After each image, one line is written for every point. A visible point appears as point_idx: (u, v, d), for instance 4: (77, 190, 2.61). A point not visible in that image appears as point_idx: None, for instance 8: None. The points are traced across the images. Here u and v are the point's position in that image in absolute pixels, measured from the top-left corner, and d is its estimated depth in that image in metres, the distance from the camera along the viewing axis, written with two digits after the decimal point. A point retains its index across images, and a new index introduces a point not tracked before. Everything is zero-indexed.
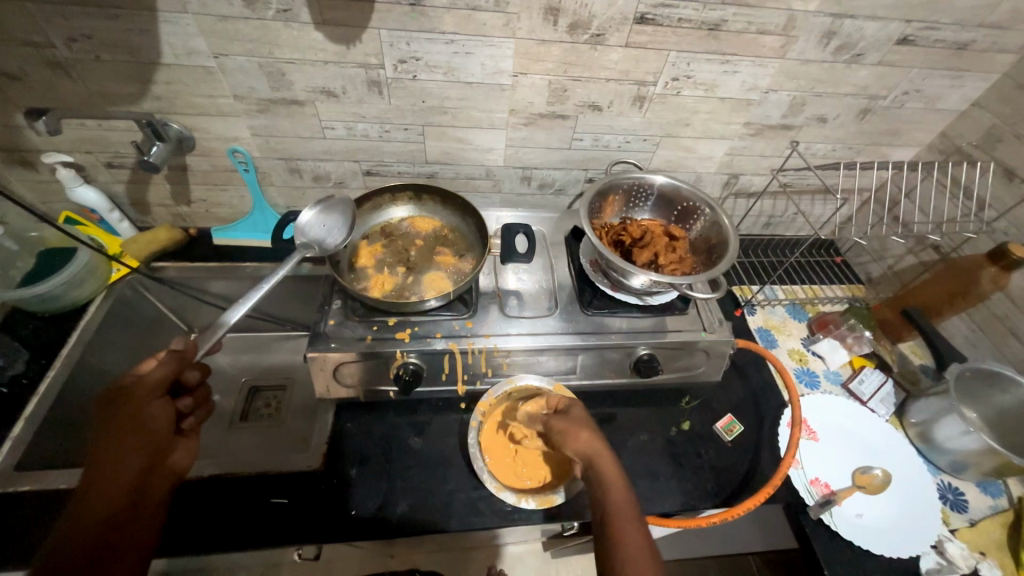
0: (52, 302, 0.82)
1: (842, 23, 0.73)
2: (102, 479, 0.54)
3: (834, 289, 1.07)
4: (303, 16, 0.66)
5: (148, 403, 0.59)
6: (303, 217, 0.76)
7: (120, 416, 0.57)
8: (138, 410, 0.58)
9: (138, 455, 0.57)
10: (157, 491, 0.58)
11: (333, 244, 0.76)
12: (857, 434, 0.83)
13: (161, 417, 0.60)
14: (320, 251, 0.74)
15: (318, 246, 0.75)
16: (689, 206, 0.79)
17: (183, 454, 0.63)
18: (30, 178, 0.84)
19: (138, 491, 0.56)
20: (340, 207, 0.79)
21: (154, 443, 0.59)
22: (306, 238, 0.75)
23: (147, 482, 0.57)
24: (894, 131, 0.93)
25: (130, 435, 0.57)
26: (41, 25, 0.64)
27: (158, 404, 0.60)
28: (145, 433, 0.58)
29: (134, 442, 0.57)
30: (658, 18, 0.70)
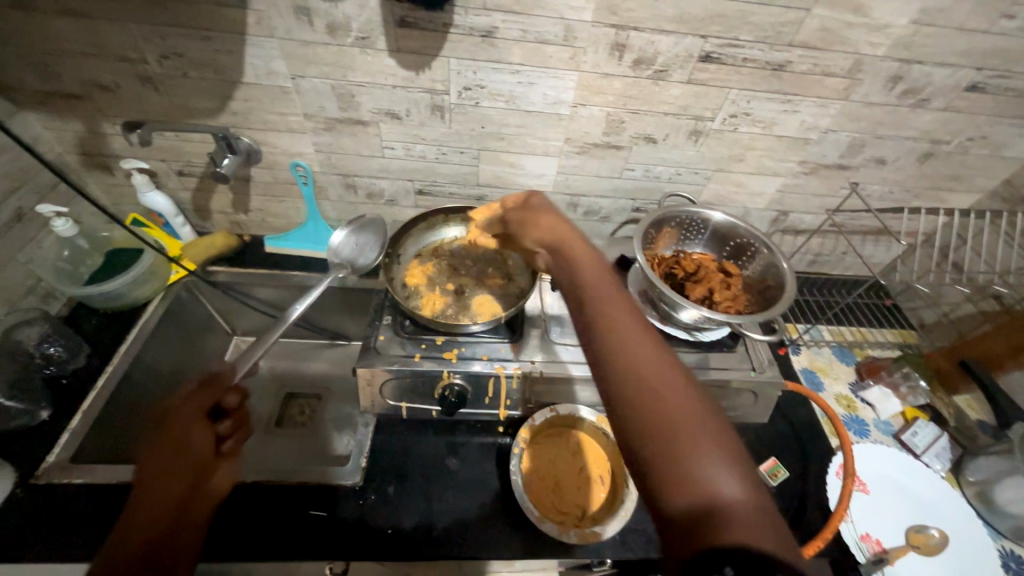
0: (114, 300, 0.86)
1: (910, 68, 0.72)
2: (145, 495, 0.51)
3: (884, 334, 1.04)
4: (379, 44, 0.69)
5: (192, 422, 0.59)
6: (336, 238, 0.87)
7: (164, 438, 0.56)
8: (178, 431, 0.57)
9: (181, 471, 0.54)
10: (199, 511, 0.53)
11: (365, 263, 0.89)
12: (911, 490, 0.79)
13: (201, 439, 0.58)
14: (352, 270, 0.87)
15: (351, 264, 0.88)
16: (743, 243, 0.78)
17: (227, 471, 0.59)
18: (106, 181, 0.89)
19: (182, 505, 0.52)
20: (370, 227, 0.91)
21: (198, 458, 0.56)
22: (340, 258, 0.87)
23: (192, 496, 0.54)
24: (956, 177, 0.91)
25: (172, 454, 0.55)
26: (139, 43, 0.69)
27: (202, 423, 0.60)
28: (188, 449, 0.57)
29: (176, 460, 0.54)
30: (722, 57, 0.71)
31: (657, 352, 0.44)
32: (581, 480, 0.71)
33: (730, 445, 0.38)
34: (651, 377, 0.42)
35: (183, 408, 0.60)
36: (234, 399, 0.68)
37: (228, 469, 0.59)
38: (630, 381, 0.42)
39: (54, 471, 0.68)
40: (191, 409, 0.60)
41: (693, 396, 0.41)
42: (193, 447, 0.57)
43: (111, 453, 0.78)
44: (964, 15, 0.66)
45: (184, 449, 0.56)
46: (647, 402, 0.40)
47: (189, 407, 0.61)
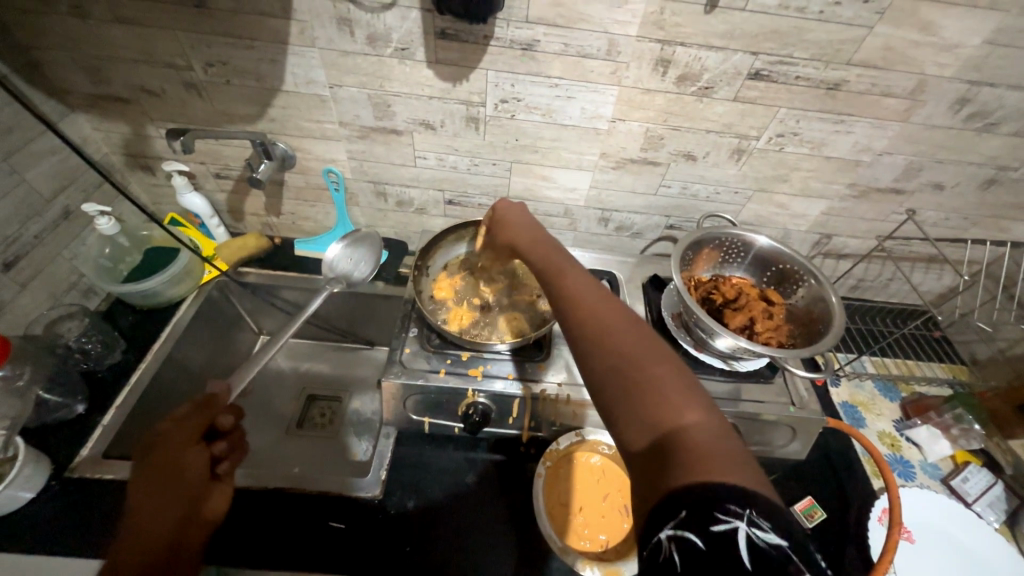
0: (149, 298, 0.88)
1: (979, 90, 0.67)
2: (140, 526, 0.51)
3: (932, 368, 0.97)
4: (418, 55, 0.68)
5: (186, 448, 0.58)
6: (332, 254, 0.89)
7: (160, 463, 0.56)
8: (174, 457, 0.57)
9: (176, 502, 0.55)
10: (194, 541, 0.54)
11: (360, 277, 0.92)
12: (961, 543, 0.74)
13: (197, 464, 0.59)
14: (346, 284, 0.89)
15: (346, 278, 0.90)
16: (788, 269, 0.74)
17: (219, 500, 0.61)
18: (148, 181, 0.92)
19: (175, 542, 0.52)
20: (361, 242, 0.92)
21: (190, 490, 0.57)
22: (336, 271, 0.90)
23: (185, 529, 0.54)
24: (1021, 205, 0.84)
25: (168, 482, 0.55)
26: (186, 51, 0.70)
27: (196, 450, 0.59)
28: (182, 478, 0.56)
29: (173, 488, 0.55)
30: (773, 75, 0.67)
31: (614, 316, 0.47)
32: (604, 509, 0.68)
33: (694, 394, 0.39)
34: (616, 341, 0.44)
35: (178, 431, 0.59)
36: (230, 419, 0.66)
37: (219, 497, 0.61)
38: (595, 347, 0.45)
39: (87, 466, 0.70)
40: (186, 432, 0.59)
41: (656, 354, 0.42)
42: (184, 479, 0.57)
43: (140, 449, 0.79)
44: None
45: (180, 476, 0.56)
46: (616, 368, 0.42)
47: (183, 430, 0.59)
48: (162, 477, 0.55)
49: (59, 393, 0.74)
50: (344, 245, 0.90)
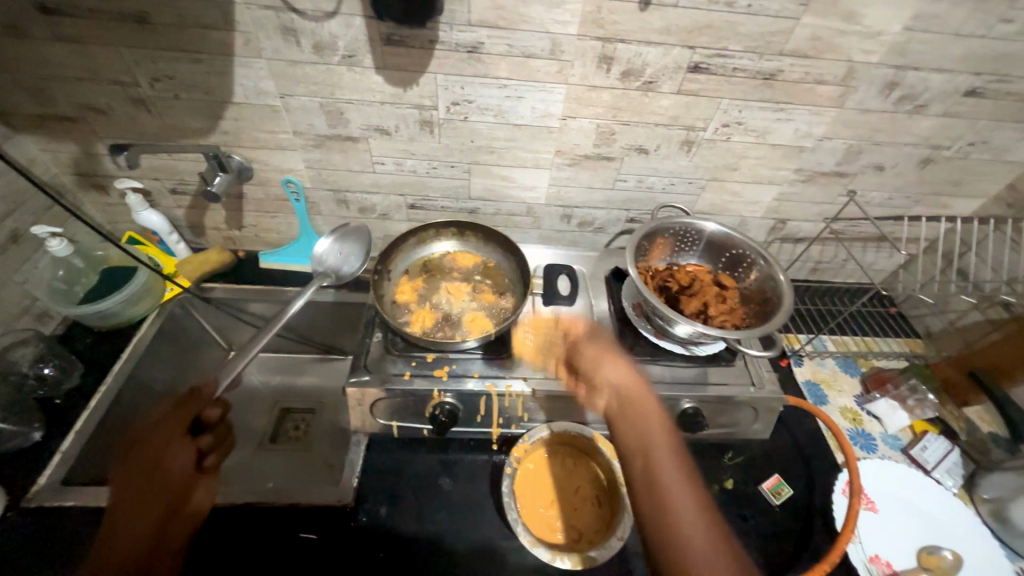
0: (107, 319, 0.86)
1: (905, 74, 0.71)
2: (121, 528, 0.53)
3: (889, 343, 1.01)
4: (366, 62, 0.69)
5: (166, 447, 0.59)
6: (320, 247, 0.88)
7: (139, 465, 0.57)
8: (157, 456, 0.58)
9: (156, 502, 0.55)
10: (176, 539, 0.55)
11: (349, 271, 0.90)
12: (921, 507, 0.76)
13: (180, 460, 0.58)
14: (336, 279, 0.88)
15: (335, 273, 0.89)
16: (739, 253, 0.76)
17: (205, 493, 0.59)
18: (102, 201, 0.91)
19: (154, 542, 0.53)
20: (351, 236, 0.92)
21: (171, 488, 0.57)
22: (324, 266, 0.89)
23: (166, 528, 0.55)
24: (957, 182, 0.89)
25: (144, 484, 0.56)
26: (130, 67, 0.69)
27: (177, 447, 0.59)
28: (162, 479, 0.57)
29: (153, 488, 0.56)
30: (712, 67, 0.70)
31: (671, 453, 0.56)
32: (575, 498, 0.69)
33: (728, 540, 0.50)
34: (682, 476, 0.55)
35: (160, 429, 0.59)
36: (216, 412, 0.64)
37: (205, 490, 0.59)
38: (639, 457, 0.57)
39: (44, 494, 0.68)
40: (168, 432, 0.60)
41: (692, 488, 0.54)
42: (169, 476, 0.57)
43: (104, 474, 0.77)
44: (960, 20, 0.65)
45: (160, 477, 0.57)
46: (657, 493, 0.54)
47: (165, 427, 0.60)
48: (143, 480, 0.56)
49: (12, 422, 0.72)
50: (334, 239, 0.90)
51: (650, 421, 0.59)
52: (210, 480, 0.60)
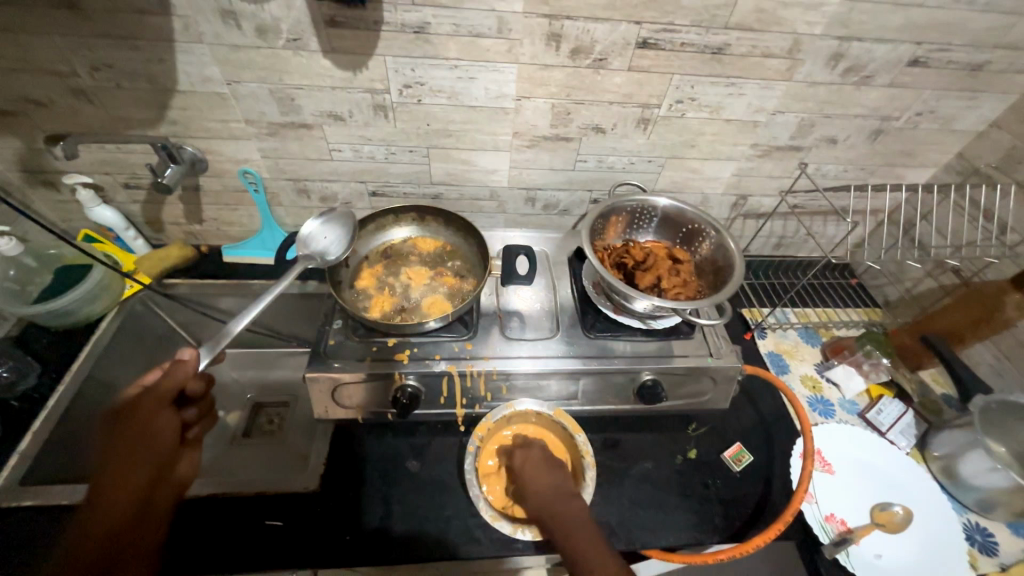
0: (65, 317, 0.84)
1: (850, 45, 0.72)
2: (111, 491, 0.59)
3: (849, 313, 1.04)
4: (312, 45, 0.68)
5: (155, 415, 0.65)
6: (307, 229, 0.80)
7: (132, 427, 0.63)
8: (144, 422, 0.64)
9: (146, 468, 0.62)
10: (159, 508, 0.63)
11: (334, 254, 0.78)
12: (875, 467, 0.79)
13: (168, 427, 0.65)
14: (321, 262, 0.77)
15: (320, 256, 0.78)
16: (694, 229, 0.80)
17: (187, 466, 0.69)
18: (52, 199, 0.88)
19: (138, 514, 0.59)
20: (342, 218, 0.81)
21: (160, 454, 0.63)
22: (309, 250, 0.78)
23: (151, 497, 0.62)
24: (909, 152, 0.91)
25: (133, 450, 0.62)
26: (67, 56, 0.67)
27: (166, 414, 0.65)
28: (152, 445, 0.63)
29: (141, 455, 0.62)
30: (661, 43, 0.70)
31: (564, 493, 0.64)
32: None
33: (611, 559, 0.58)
34: (554, 488, 0.64)
35: (148, 397, 0.65)
36: (199, 386, 0.72)
37: (187, 463, 0.69)
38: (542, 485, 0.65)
39: (2, 496, 0.67)
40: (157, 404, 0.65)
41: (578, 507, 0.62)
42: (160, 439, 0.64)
43: (67, 473, 0.77)
44: None
45: (146, 444, 0.63)
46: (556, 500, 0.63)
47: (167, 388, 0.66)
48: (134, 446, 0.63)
49: None
50: (323, 221, 0.81)
51: (542, 473, 0.66)
52: (191, 455, 0.70)
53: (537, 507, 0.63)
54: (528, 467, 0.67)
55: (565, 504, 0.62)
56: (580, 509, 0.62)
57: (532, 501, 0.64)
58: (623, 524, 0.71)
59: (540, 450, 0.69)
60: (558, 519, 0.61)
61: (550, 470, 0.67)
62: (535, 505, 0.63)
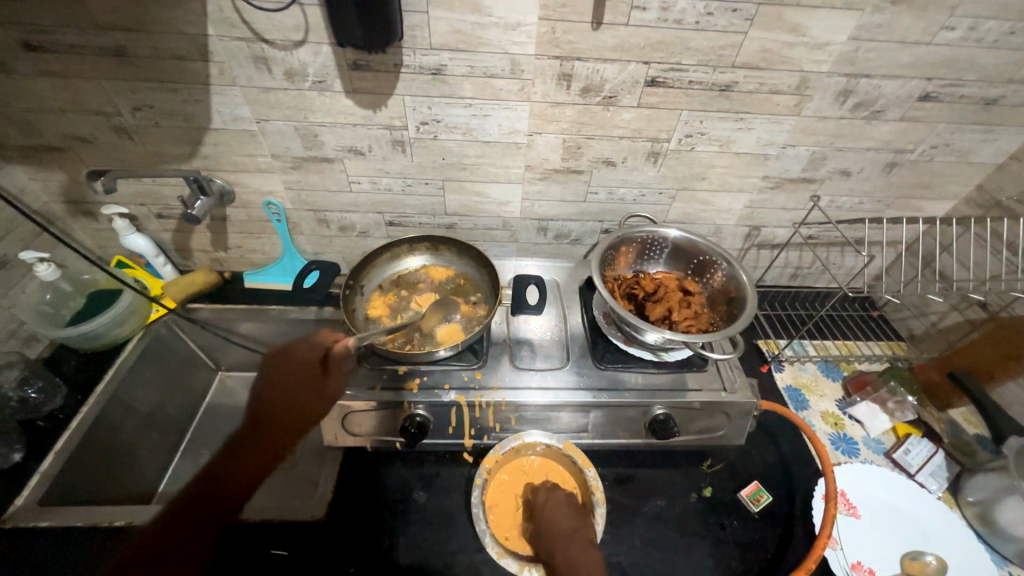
0: (95, 339, 0.88)
1: (858, 82, 0.73)
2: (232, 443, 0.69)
3: (872, 347, 1.00)
4: (335, 86, 0.72)
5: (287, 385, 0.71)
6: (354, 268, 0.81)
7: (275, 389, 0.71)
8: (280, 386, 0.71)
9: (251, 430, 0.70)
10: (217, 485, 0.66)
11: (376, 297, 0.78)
12: (905, 512, 0.75)
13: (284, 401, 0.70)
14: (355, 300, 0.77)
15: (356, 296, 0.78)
16: (706, 260, 0.81)
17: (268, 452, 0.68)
18: (90, 226, 0.94)
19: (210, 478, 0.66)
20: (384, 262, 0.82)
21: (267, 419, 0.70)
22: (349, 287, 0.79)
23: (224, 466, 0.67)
24: (926, 185, 0.90)
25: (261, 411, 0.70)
26: (113, 98, 0.73)
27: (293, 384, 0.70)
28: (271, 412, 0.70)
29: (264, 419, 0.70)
30: (669, 81, 0.72)
31: (579, 531, 0.62)
32: None
33: None
34: (572, 530, 0.62)
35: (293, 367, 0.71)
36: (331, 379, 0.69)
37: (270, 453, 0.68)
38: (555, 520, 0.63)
39: (22, 515, 0.69)
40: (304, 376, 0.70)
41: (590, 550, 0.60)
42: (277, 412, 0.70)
43: (86, 493, 0.78)
44: (905, 28, 0.67)
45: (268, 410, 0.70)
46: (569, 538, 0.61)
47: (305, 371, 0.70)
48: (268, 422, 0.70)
49: None
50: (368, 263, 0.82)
51: (560, 511, 0.65)
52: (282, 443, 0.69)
53: (550, 544, 0.61)
54: (548, 505, 0.65)
55: (581, 549, 0.60)
56: (594, 557, 0.60)
57: (546, 539, 0.62)
58: (634, 565, 0.69)
59: (564, 495, 0.67)
60: (570, 560, 0.59)
61: (571, 510, 0.65)
62: (547, 543, 0.62)
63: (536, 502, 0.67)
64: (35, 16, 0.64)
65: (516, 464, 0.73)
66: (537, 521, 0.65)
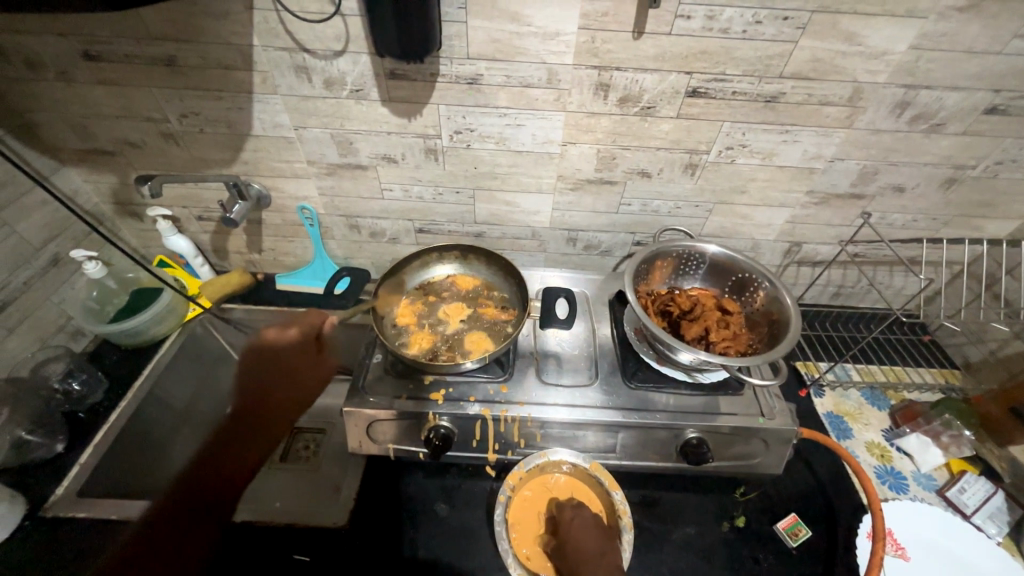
0: (133, 337, 0.91)
1: (917, 93, 0.69)
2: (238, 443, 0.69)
3: (922, 374, 0.94)
4: (372, 95, 0.72)
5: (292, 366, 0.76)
6: (384, 274, 0.81)
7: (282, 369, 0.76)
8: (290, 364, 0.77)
9: None
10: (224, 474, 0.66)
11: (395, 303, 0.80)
12: (960, 558, 0.69)
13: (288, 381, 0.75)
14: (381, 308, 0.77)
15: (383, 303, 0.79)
16: (745, 278, 0.77)
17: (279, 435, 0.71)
18: (136, 227, 0.98)
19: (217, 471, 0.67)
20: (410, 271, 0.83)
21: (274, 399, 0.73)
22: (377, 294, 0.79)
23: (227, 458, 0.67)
24: (988, 203, 0.84)
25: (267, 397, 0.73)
26: (162, 105, 0.76)
27: None
28: None
29: None
30: (711, 92, 0.70)
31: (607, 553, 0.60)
32: None
33: None
34: (599, 554, 0.59)
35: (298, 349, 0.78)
36: None
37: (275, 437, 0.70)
38: (580, 540, 0.61)
39: (60, 505, 0.72)
40: None
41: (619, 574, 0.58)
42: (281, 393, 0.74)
43: (122, 485, 0.81)
44: (972, 37, 0.63)
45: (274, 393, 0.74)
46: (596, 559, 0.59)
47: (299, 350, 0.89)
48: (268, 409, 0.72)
49: (40, 434, 0.77)
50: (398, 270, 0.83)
51: (586, 530, 0.63)
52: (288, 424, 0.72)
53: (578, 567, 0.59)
54: (574, 525, 0.63)
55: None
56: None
57: (572, 563, 0.59)
58: None
59: (591, 514, 0.65)
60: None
61: (599, 532, 0.63)
62: (574, 567, 0.59)
63: (561, 522, 0.65)
64: (93, 27, 0.67)
65: (537, 481, 0.71)
66: (563, 541, 0.62)
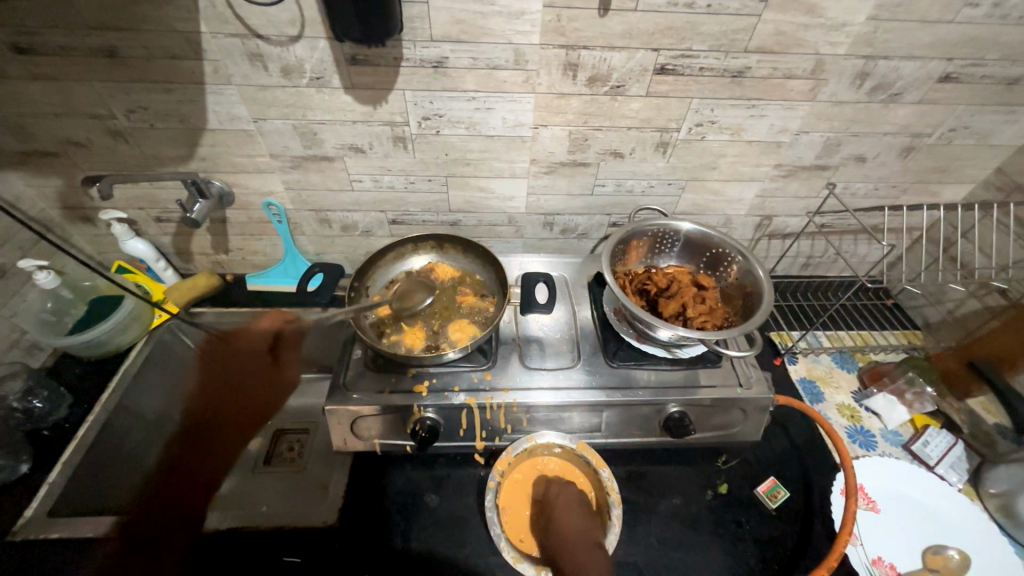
0: (97, 348, 0.87)
1: (876, 64, 0.70)
2: None
3: (887, 336, 0.99)
4: (334, 82, 0.70)
5: None
6: (357, 269, 0.80)
7: None
8: None
9: None
10: None
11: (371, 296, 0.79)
12: (925, 506, 0.74)
13: None
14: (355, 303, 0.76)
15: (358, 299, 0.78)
16: (719, 253, 0.79)
17: None
18: (89, 232, 0.92)
19: None
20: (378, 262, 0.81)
21: None
22: (351, 290, 0.78)
23: None
24: (944, 169, 0.87)
25: None
26: (107, 100, 0.71)
27: None
28: None
29: None
30: (678, 68, 0.70)
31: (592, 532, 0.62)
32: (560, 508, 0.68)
33: None
34: (580, 532, 0.61)
35: None
36: None
37: None
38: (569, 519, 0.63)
39: (29, 528, 0.69)
40: None
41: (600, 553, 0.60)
42: None
43: (97, 500, 0.78)
44: (925, 7, 0.64)
45: None
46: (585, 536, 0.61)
47: None
48: None
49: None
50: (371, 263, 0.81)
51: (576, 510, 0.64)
52: None
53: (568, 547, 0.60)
54: (560, 500, 0.65)
55: (588, 557, 0.59)
56: (601, 560, 0.59)
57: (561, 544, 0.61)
58: (652, 567, 0.68)
59: (580, 495, 0.66)
60: (578, 566, 0.58)
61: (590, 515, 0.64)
62: (557, 542, 0.61)
63: (548, 498, 0.66)
64: (20, 17, 0.61)
65: (529, 463, 0.72)
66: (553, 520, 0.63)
